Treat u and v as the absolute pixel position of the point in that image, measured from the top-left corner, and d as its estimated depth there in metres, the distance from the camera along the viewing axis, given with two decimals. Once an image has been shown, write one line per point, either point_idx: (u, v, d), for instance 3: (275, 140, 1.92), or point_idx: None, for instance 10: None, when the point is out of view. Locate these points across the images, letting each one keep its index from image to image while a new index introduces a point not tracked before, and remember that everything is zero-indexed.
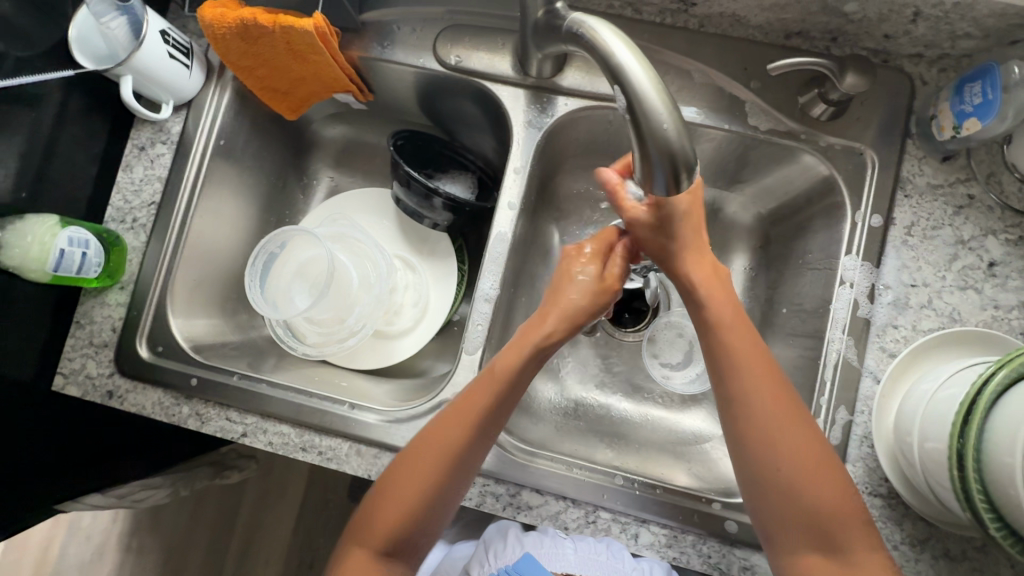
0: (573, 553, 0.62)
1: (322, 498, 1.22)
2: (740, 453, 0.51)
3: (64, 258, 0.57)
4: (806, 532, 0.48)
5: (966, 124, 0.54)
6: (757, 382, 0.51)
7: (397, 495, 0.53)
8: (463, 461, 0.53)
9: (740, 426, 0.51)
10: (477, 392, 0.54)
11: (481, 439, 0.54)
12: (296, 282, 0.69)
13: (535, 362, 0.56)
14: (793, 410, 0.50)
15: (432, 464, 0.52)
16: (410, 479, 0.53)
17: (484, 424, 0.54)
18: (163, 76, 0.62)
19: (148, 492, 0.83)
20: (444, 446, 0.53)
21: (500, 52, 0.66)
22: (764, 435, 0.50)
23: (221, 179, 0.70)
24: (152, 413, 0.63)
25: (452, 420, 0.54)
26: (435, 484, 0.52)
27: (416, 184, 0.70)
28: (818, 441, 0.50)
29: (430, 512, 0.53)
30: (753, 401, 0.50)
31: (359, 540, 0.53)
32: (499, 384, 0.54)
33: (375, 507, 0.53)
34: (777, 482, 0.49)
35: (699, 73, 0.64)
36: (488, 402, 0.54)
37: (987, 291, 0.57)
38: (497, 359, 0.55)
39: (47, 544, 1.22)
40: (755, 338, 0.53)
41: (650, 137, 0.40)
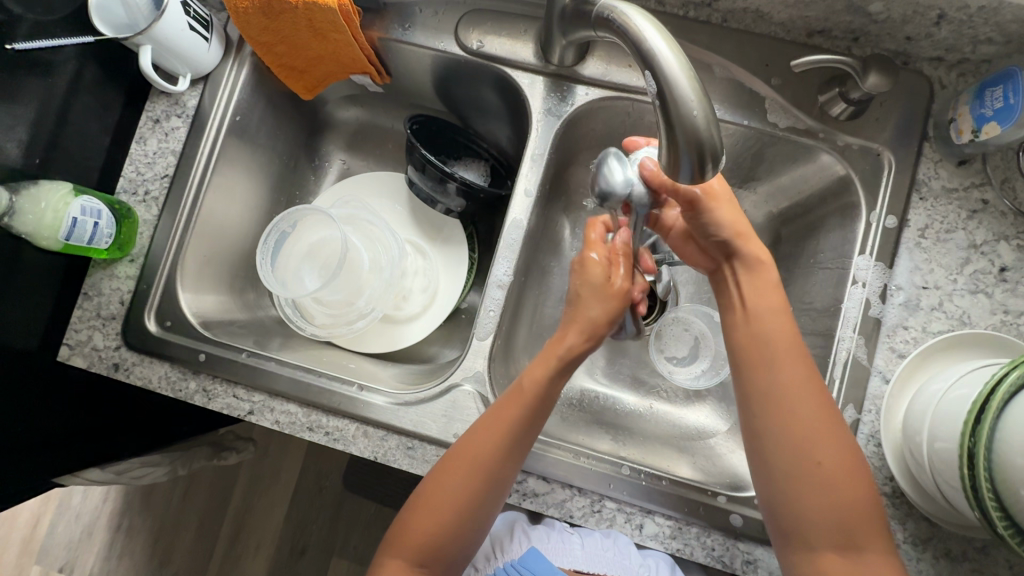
0: (581, 549, 0.64)
1: (316, 484, 1.21)
2: (774, 447, 0.52)
3: (76, 227, 0.57)
4: (830, 531, 0.49)
5: (985, 128, 0.55)
6: (797, 382, 0.53)
7: (432, 506, 0.54)
8: (493, 475, 0.53)
9: (779, 419, 0.52)
10: (507, 407, 0.55)
11: (512, 458, 0.54)
12: (307, 262, 0.69)
13: (562, 373, 0.58)
14: (830, 411, 0.51)
15: (466, 482, 0.53)
16: (444, 494, 0.53)
17: (513, 444, 0.54)
18: (183, 47, 0.61)
19: (149, 469, 0.80)
20: (477, 463, 0.53)
21: (521, 38, 0.66)
22: (805, 430, 0.51)
23: (234, 155, 0.70)
24: (158, 387, 0.62)
25: (483, 433, 0.54)
26: (469, 499, 0.53)
27: (432, 169, 0.69)
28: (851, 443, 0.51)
29: (462, 524, 0.54)
30: (793, 397, 0.52)
31: (393, 550, 0.54)
32: (528, 403, 0.55)
33: (410, 516, 0.55)
34: (813, 478, 0.50)
35: (720, 67, 0.64)
36: (517, 420, 0.54)
37: (998, 296, 0.58)
38: (525, 378, 0.57)
39: (37, 520, 1.21)
40: (796, 357, 0.54)
41: (679, 124, 0.40)
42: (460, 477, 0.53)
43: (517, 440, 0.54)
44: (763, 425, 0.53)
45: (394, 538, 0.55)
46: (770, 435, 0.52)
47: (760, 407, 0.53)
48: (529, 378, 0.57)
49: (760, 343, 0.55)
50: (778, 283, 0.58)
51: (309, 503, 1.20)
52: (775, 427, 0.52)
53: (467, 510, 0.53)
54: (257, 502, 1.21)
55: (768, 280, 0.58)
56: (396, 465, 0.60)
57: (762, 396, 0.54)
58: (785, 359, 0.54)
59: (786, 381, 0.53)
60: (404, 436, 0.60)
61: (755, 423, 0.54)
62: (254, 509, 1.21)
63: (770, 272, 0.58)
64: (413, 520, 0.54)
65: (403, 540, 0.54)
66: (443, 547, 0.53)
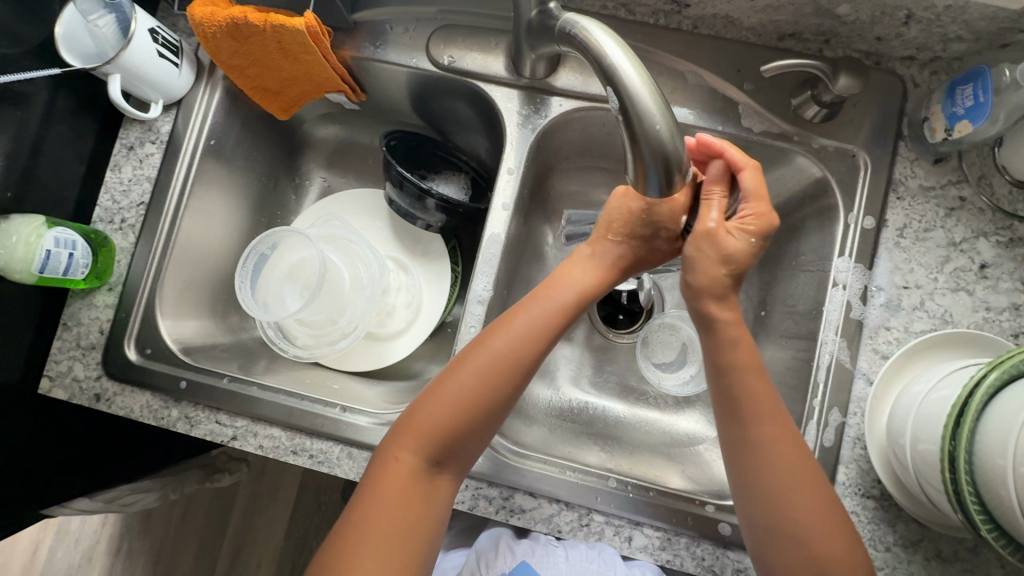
0: (565, 562, 0.63)
1: (313, 501, 1.20)
2: (755, 499, 0.50)
3: (50, 259, 0.56)
4: None
5: (957, 126, 0.55)
6: (778, 443, 0.50)
7: (452, 390, 0.53)
8: (523, 366, 0.55)
9: (753, 469, 0.51)
10: (533, 304, 0.58)
11: (544, 347, 0.56)
12: (287, 284, 0.68)
13: (597, 274, 0.61)
14: (802, 457, 0.50)
15: (493, 364, 0.54)
16: (456, 383, 0.54)
17: (532, 338, 0.55)
18: (153, 75, 0.61)
19: (138, 495, 0.81)
20: (493, 356, 0.54)
21: (493, 52, 0.66)
22: (782, 484, 0.49)
23: (210, 178, 0.69)
24: (140, 415, 0.62)
25: (509, 325, 0.56)
26: (483, 393, 0.53)
27: (409, 186, 0.69)
28: (831, 500, 0.49)
29: (484, 414, 0.53)
30: (769, 451, 0.50)
31: (405, 443, 0.52)
32: (563, 296, 0.59)
33: (422, 405, 0.54)
34: (796, 535, 0.48)
35: (692, 74, 0.64)
36: (547, 312, 0.57)
37: (979, 293, 0.57)
38: (562, 275, 0.60)
39: (35, 547, 1.21)
40: (776, 411, 0.52)
41: (643, 138, 0.40)
42: (484, 362, 0.54)
43: (543, 333, 0.56)
44: (741, 474, 0.52)
45: (402, 427, 0.53)
46: (744, 483, 0.51)
47: (744, 460, 0.52)
48: (568, 273, 0.61)
49: (737, 394, 0.53)
50: (741, 337, 0.54)
51: (307, 520, 1.20)
52: (751, 479, 0.51)
53: (485, 405, 0.53)
54: (255, 521, 1.20)
55: (731, 337, 0.54)
56: None
57: (745, 450, 0.52)
58: (758, 410, 0.52)
59: (765, 433, 0.51)
60: None
61: (739, 480, 0.52)
62: (252, 527, 1.20)
63: (728, 327, 0.55)
64: (425, 408, 0.53)
65: (416, 427, 0.53)
66: (457, 439, 0.53)
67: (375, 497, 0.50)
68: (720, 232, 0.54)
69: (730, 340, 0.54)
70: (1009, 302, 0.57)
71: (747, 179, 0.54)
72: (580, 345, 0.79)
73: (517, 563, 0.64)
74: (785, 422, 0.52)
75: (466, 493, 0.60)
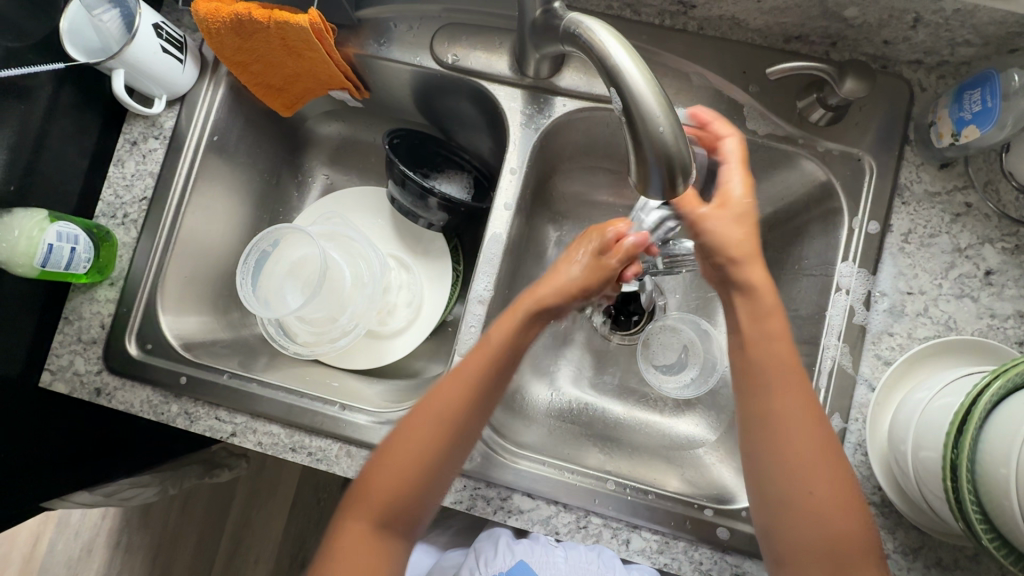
0: (564, 562, 0.62)
1: (312, 497, 1.21)
2: (773, 475, 0.50)
3: (52, 253, 0.56)
4: (825, 559, 0.47)
5: (965, 131, 0.54)
6: (802, 415, 0.50)
7: (396, 457, 0.53)
8: (467, 423, 0.54)
9: (778, 442, 0.50)
10: (474, 360, 0.56)
11: (485, 401, 0.55)
12: (287, 281, 0.68)
13: (528, 329, 0.58)
14: (822, 430, 0.50)
15: (434, 426, 0.53)
16: (392, 459, 0.53)
17: (459, 406, 0.54)
18: (157, 71, 0.61)
19: (138, 489, 0.81)
20: (425, 430, 0.53)
21: (497, 51, 0.66)
22: (806, 460, 0.49)
23: (213, 175, 0.69)
24: (140, 410, 0.62)
25: (449, 384, 0.55)
26: (425, 460, 0.52)
27: (411, 184, 0.69)
28: (849, 480, 0.49)
29: (429, 477, 0.53)
30: (790, 426, 0.50)
31: (355, 513, 0.52)
32: (487, 355, 0.56)
33: (371, 473, 0.53)
34: (815, 512, 0.48)
35: (697, 75, 0.63)
36: (474, 378, 0.55)
37: (984, 300, 0.57)
38: (491, 332, 0.57)
39: (35, 539, 1.22)
40: (800, 383, 0.52)
41: (646, 139, 0.40)
42: (426, 425, 0.53)
43: (485, 389, 0.55)
44: (759, 449, 0.51)
45: (353, 496, 0.53)
46: (765, 458, 0.50)
47: (764, 436, 0.51)
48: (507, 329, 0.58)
49: (757, 372, 0.52)
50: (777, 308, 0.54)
51: (306, 516, 1.20)
52: (773, 454, 0.50)
53: (423, 480, 0.53)
54: (255, 517, 1.21)
55: (766, 308, 0.54)
56: None
57: (769, 421, 0.51)
58: (785, 385, 0.51)
59: (792, 407, 0.50)
60: None
61: (757, 457, 0.51)
62: (251, 523, 1.21)
63: (767, 297, 0.54)
64: (372, 476, 0.53)
65: (364, 496, 0.53)
66: (404, 506, 0.52)
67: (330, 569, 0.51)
68: (726, 199, 0.55)
69: (766, 311, 0.54)
70: (1014, 309, 0.56)
71: (731, 146, 0.56)
72: (581, 346, 0.79)
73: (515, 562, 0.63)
74: (813, 401, 0.51)
75: (464, 493, 0.60)
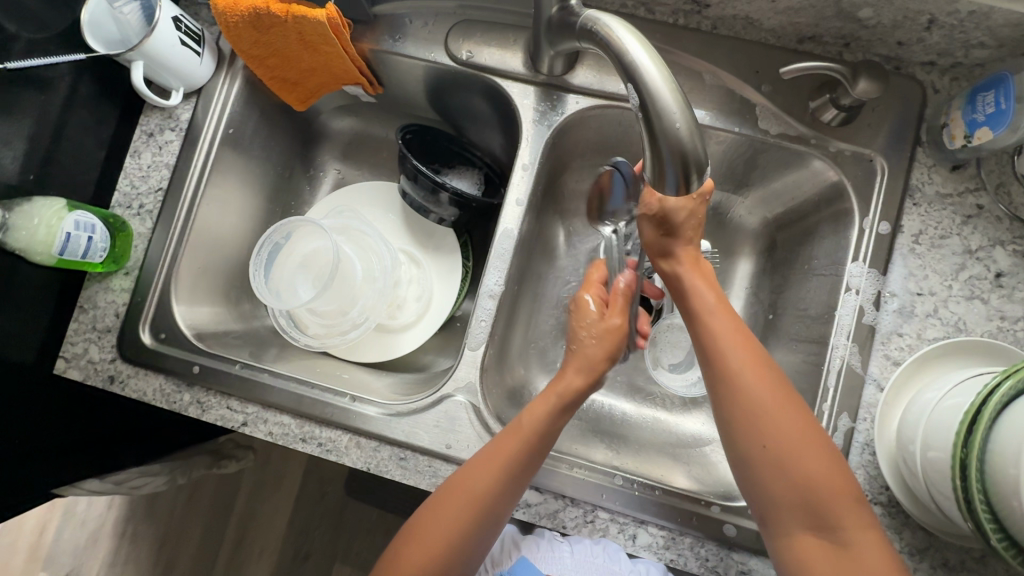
0: (570, 556, 0.63)
1: (317, 491, 1.21)
2: (734, 434, 0.50)
3: (70, 241, 0.57)
4: (798, 509, 0.47)
5: (977, 133, 0.54)
6: (749, 368, 0.51)
7: (425, 539, 0.52)
8: (495, 509, 0.53)
9: (730, 399, 0.51)
10: (505, 447, 0.53)
11: (516, 490, 0.53)
12: (299, 273, 0.69)
13: (560, 415, 0.56)
14: (778, 383, 0.50)
15: (464, 511, 0.52)
16: (424, 541, 0.52)
17: (491, 496, 0.52)
18: (174, 63, 0.62)
19: (148, 478, 0.81)
20: (456, 515, 0.52)
21: (511, 48, 0.66)
22: (762, 416, 0.49)
23: (227, 167, 0.70)
24: (153, 399, 0.63)
25: (480, 470, 0.53)
26: (454, 543, 0.52)
27: (424, 179, 0.70)
28: (811, 425, 0.49)
29: (458, 558, 0.52)
30: (746, 383, 0.50)
31: None
32: (521, 442, 0.53)
33: (400, 550, 0.53)
34: (779, 466, 0.48)
35: (710, 74, 0.64)
36: (510, 468, 0.53)
37: (994, 302, 0.57)
38: (526, 415, 0.55)
39: (41, 528, 1.23)
40: (747, 341, 0.52)
41: (662, 136, 0.41)
42: (457, 508, 0.52)
43: (516, 477, 0.53)
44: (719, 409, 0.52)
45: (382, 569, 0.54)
46: (725, 417, 0.51)
47: (722, 399, 0.51)
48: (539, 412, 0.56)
49: (708, 337, 0.53)
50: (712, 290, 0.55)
51: (311, 510, 1.21)
52: (730, 413, 0.51)
53: (452, 563, 0.52)
54: (259, 509, 1.21)
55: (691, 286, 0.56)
56: (389, 475, 0.60)
57: (721, 380, 0.52)
58: (728, 347, 0.52)
59: (738, 366, 0.51)
60: (397, 447, 0.60)
61: (722, 416, 0.52)
62: (256, 516, 1.21)
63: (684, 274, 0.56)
64: (401, 554, 0.53)
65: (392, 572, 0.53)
66: None
67: None
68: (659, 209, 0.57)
69: (710, 306, 0.54)
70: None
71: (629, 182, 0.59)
72: None
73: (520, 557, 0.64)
74: (756, 354, 0.52)
75: None
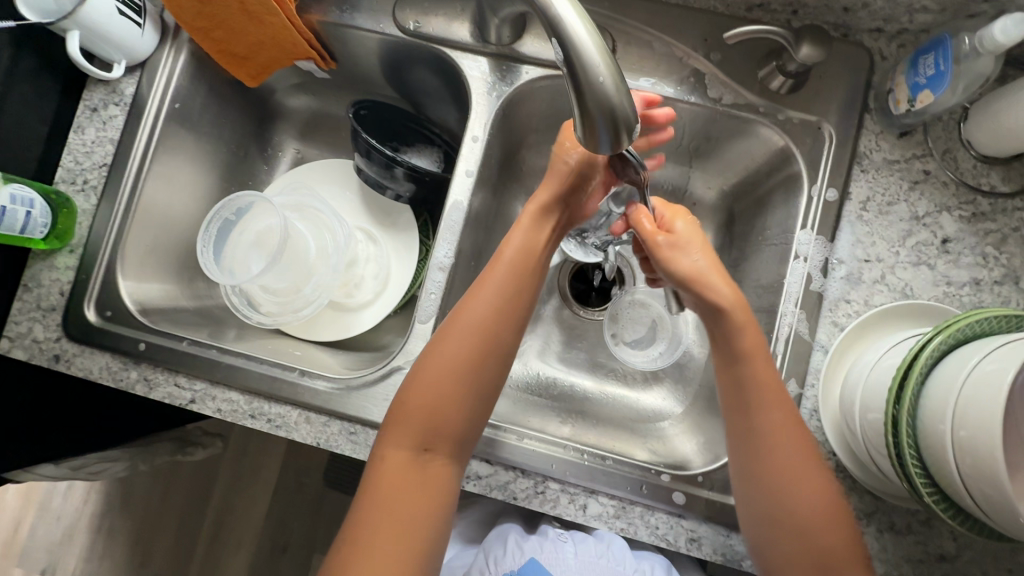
0: (574, 557, 0.64)
1: (291, 480, 1.20)
2: (762, 499, 0.52)
3: (6, 215, 0.56)
4: (812, 570, 0.50)
5: (920, 96, 0.54)
6: (787, 439, 0.52)
7: (434, 367, 0.54)
8: (495, 334, 0.56)
9: (761, 463, 0.53)
10: (491, 275, 0.58)
11: (512, 317, 0.57)
12: (250, 250, 0.67)
13: (539, 225, 0.61)
14: (810, 457, 0.52)
15: (468, 332, 0.55)
16: (434, 370, 0.54)
17: (488, 319, 0.56)
18: (113, 33, 0.60)
19: (105, 464, 0.81)
20: (458, 342, 0.55)
21: (459, 18, 0.65)
22: (789, 484, 0.51)
23: (175, 143, 0.69)
24: (99, 377, 0.62)
25: (475, 297, 0.57)
26: (463, 370, 0.54)
27: (377, 154, 0.69)
28: (840, 502, 0.51)
29: (468, 387, 0.54)
30: (779, 448, 0.52)
31: (395, 434, 0.53)
32: (505, 269, 0.59)
33: (407, 392, 0.54)
34: (799, 531, 0.51)
35: (660, 43, 0.64)
36: (500, 291, 0.57)
37: (940, 267, 0.57)
38: (506, 244, 0.60)
39: (15, 524, 1.22)
40: (778, 386, 0.54)
41: (591, 96, 0.40)
42: (461, 329, 0.55)
43: (509, 298, 0.57)
44: (747, 465, 0.54)
45: (390, 422, 0.54)
46: (751, 477, 0.53)
47: (749, 454, 0.54)
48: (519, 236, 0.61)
49: (745, 391, 0.54)
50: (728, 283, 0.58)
51: (286, 499, 1.20)
52: (760, 477, 0.53)
53: (461, 401, 0.54)
54: (234, 500, 1.20)
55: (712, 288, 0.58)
56: (339, 450, 0.59)
57: (750, 432, 0.54)
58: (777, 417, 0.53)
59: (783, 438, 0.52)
60: (346, 421, 0.60)
61: (746, 482, 0.54)
62: (231, 506, 1.20)
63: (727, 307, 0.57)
64: (412, 391, 0.54)
65: (403, 421, 0.53)
66: (445, 418, 0.53)
67: (377, 500, 0.51)
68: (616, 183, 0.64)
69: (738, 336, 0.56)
70: (970, 276, 0.57)
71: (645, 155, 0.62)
72: (551, 320, 0.79)
73: (530, 559, 0.63)
74: (800, 427, 0.53)
75: None
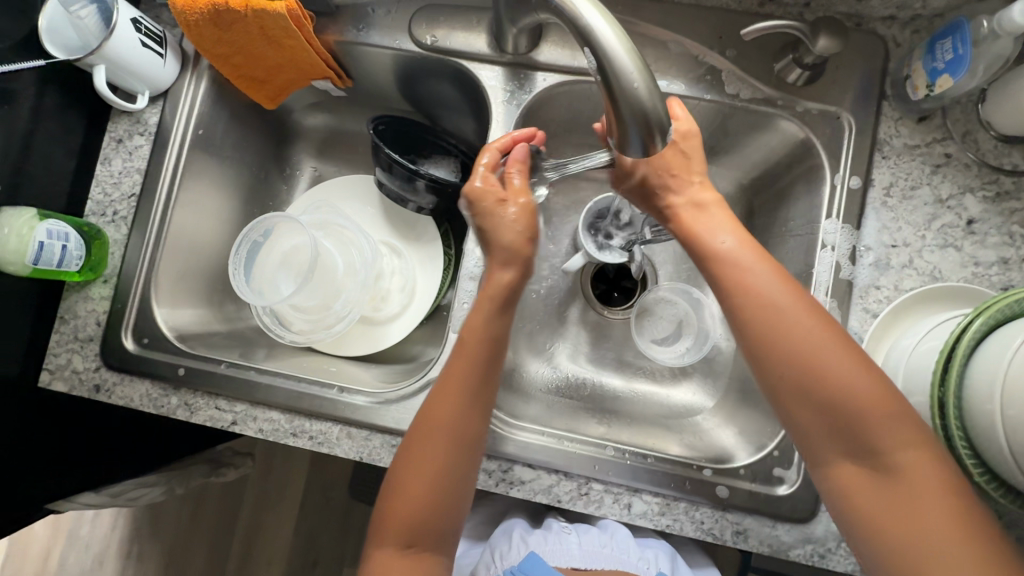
0: (579, 547, 0.64)
1: (319, 495, 1.21)
2: (769, 362, 0.49)
3: (44, 250, 0.57)
4: (838, 434, 0.45)
5: (938, 81, 0.55)
6: (779, 294, 0.50)
7: (410, 472, 0.52)
8: (466, 431, 0.53)
9: (756, 325, 0.50)
10: (458, 368, 0.55)
11: (479, 409, 0.54)
12: (279, 271, 0.68)
13: (505, 309, 0.58)
14: (807, 306, 0.49)
15: (438, 431, 0.53)
16: (415, 472, 0.52)
17: (457, 418, 0.53)
18: (137, 65, 0.61)
19: (143, 490, 0.80)
20: (428, 445, 0.53)
21: (475, 29, 0.66)
22: (789, 332, 0.48)
23: (200, 169, 0.70)
24: (140, 404, 0.63)
25: (445, 395, 0.54)
26: (438, 471, 0.52)
27: (398, 168, 0.70)
28: (851, 344, 0.48)
29: (448, 486, 0.52)
30: (773, 303, 0.49)
31: (382, 537, 0.52)
32: (467, 361, 0.55)
33: (390, 497, 0.53)
34: (817, 387, 0.46)
35: (675, 43, 0.64)
36: (465, 384, 0.54)
37: (967, 248, 0.58)
38: (467, 329, 0.56)
39: (47, 553, 1.23)
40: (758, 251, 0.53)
41: (624, 101, 0.41)
42: (432, 429, 0.53)
43: (475, 394, 0.54)
44: (747, 334, 0.51)
45: (379, 522, 0.53)
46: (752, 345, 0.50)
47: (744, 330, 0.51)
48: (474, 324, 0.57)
49: (727, 267, 0.53)
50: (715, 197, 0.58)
51: (316, 514, 1.21)
52: (759, 340, 0.50)
53: (439, 501, 0.52)
54: (263, 518, 1.21)
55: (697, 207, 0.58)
56: (382, 463, 0.60)
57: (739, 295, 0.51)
58: (764, 280, 0.51)
59: (775, 298, 0.50)
60: (388, 434, 0.60)
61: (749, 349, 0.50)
62: (261, 524, 1.21)
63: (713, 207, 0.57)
64: (394, 495, 0.53)
65: (388, 522, 0.52)
66: (430, 520, 0.52)
67: None
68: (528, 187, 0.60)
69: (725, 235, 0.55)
70: (997, 256, 0.57)
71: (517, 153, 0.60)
72: (576, 322, 0.80)
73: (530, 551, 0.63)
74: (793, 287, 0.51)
75: None
